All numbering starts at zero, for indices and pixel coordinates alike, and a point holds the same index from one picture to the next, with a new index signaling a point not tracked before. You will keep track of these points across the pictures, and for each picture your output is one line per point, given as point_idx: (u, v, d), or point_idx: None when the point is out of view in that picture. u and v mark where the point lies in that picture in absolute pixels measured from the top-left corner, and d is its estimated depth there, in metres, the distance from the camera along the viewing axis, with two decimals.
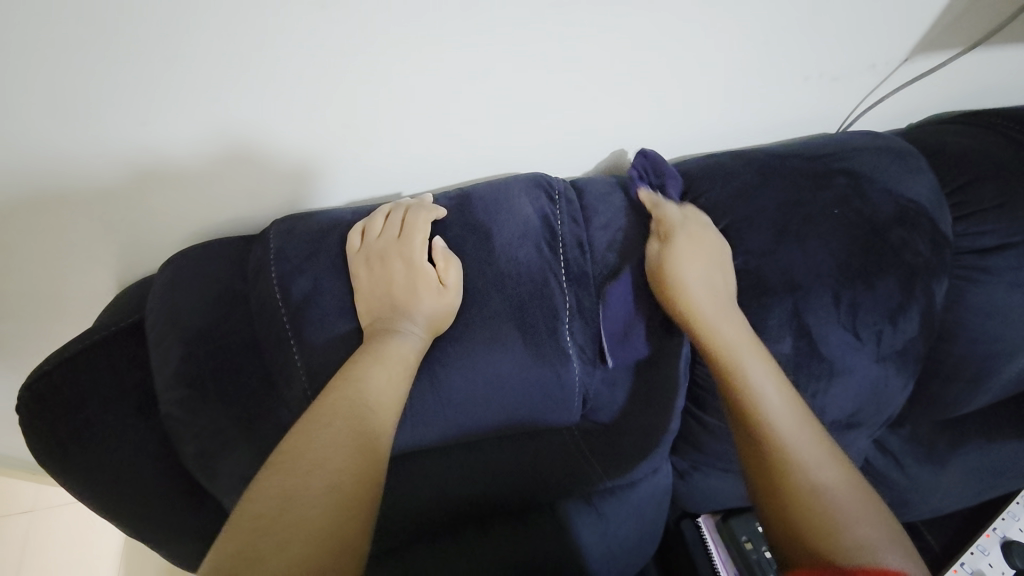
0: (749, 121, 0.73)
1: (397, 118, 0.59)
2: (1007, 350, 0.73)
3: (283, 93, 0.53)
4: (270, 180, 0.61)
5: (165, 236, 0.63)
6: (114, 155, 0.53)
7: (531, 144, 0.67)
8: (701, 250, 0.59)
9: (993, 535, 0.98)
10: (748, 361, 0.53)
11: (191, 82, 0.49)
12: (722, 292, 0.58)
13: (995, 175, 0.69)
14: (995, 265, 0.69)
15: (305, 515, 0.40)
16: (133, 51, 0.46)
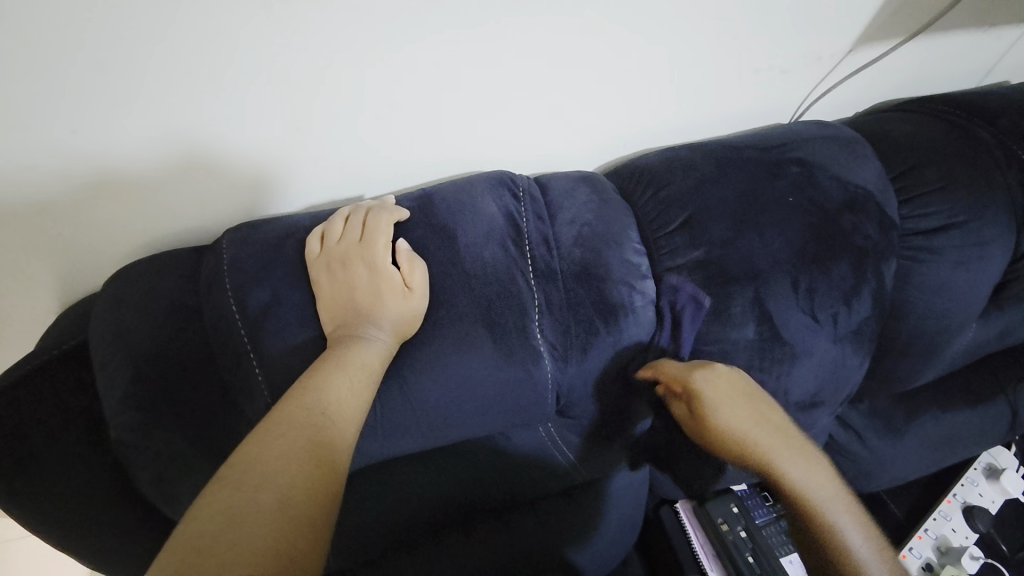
0: (706, 114, 0.75)
1: (355, 118, 0.57)
2: (951, 324, 0.78)
3: (232, 93, 0.50)
4: (218, 189, 0.58)
5: (109, 250, 0.60)
6: (44, 166, 0.49)
7: (493, 141, 0.67)
8: (737, 394, 0.61)
9: (955, 502, 1.05)
10: (806, 480, 0.61)
11: (127, 83, 0.46)
12: (762, 415, 0.61)
13: (935, 160, 0.73)
14: (940, 245, 0.72)
15: (252, 531, 0.38)
16: (59, 50, 0.42)
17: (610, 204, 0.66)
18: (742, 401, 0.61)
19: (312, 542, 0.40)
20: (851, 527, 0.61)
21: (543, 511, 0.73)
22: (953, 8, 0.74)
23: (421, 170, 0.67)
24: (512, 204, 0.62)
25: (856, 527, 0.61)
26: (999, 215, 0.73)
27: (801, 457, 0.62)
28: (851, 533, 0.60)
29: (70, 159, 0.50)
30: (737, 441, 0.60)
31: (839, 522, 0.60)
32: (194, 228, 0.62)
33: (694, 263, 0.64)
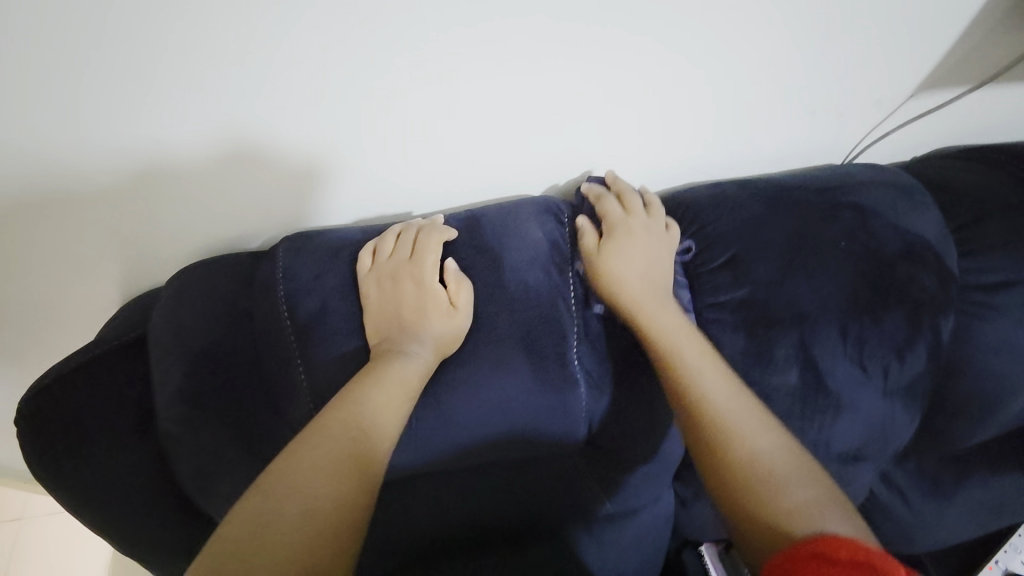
0: (756, 151, 0.75)
1: (412, 137, 0.60)
2: (1011, 386, 0.73)
3: (303, 105, 0.53)
4: (275, 196, 0.62)
5: (177, 244, 0.64)
6: (130, 161, 0.53)
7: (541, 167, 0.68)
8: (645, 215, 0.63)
9: (994, 568, 1.00)
10: (643, 308, 0.57)
11: (210, 88, 0.50)
12: (654, 261, 0.60)
13: (999, 213, 0.70)
14: (1002, 301, 0.69)
15: (282, 540, 0.39)
16: (156, 54, 0.46)
17: None
18: (633, 217, 0.62)
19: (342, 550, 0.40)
20: (709, 377, 0.52)
21: (567, 544, 0.71)
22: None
23: (469, 190, 0.69)
24: (557, 229, 0.62)
25: (716, 379, 0.52)
26: None
27: (685, 337, 0.55)
28: (714, 386, 0.52)
29: (156, 156, 0.54)
30: (629, 300, 0.58)
31: (703, 377, 0.52)
32: (256, 231, 0.65)
33: (738, 302, 0.63)
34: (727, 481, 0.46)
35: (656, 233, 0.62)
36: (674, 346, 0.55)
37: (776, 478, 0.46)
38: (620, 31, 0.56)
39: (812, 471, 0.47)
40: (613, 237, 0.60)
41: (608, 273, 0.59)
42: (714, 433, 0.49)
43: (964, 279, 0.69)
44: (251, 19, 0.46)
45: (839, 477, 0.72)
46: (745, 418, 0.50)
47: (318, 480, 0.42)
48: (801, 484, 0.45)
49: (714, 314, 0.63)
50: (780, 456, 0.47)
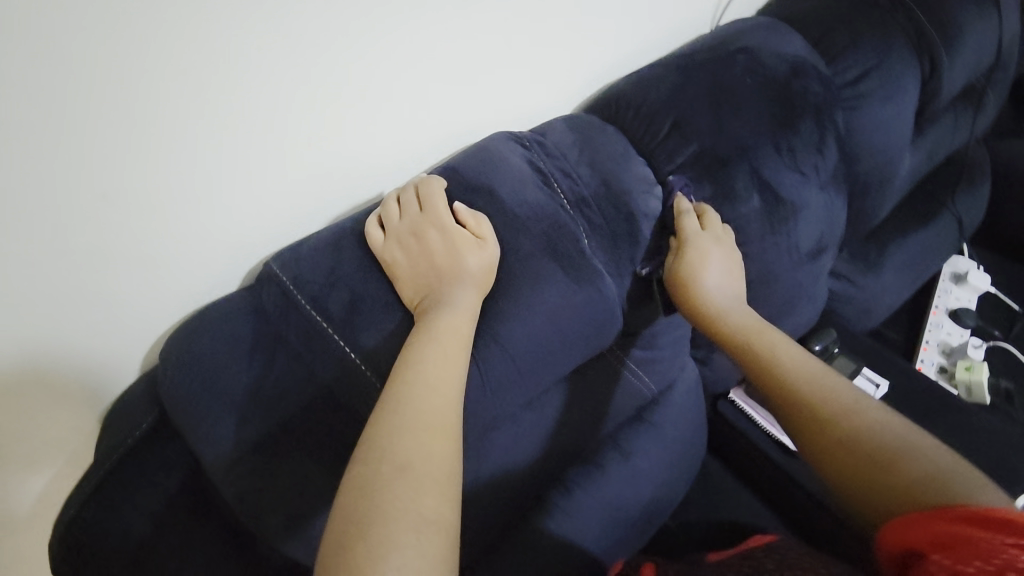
0: (646, 38, 0.84)
1: (374, 108, 0.62)
2: (891, 153, 0.93)
3: (273, 100, 0.54)
4: (264, 211, 0.60)
5: (154, 307, 0.58)
6: (111, 216, 0.50)
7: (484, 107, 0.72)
8: (718, 240, 0.69)
9: (941, 311, 1.26)
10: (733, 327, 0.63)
11: (179, 105, 0.49)
12: (730, 271, 0.68)
13: (840, 21, 0.85)
14: (868, 87, 0.85)
15: (389, 493, 0.41)
16: (124, 79, 0.45)
17: (605, 131, 0.72)
18: (705, 233, 0.68)
19: (438, 497, 0.42)
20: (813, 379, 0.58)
21: (626, 436, 0.81)
22: None
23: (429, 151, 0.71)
24: (528, 151, 0.67)
25: (823, 382, 0.58)
26: (902, 48, 0.86)
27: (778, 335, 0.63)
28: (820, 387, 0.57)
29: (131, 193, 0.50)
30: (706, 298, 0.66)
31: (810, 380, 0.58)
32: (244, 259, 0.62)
33: (692, 157, 0.72)
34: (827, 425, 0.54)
35: (726, 246, 0.68)
36: (763, 336, 0.63)
37: (874, 429, 0.52)
38: None
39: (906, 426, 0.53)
40: (694, 262, 0.66)
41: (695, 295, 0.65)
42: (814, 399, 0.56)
43: (837, 80, 0.84)
44: (210, 18, 0.47)
45: (812, 273, 0.85)
46: (867, 412, 0.54)
47: (410, 443, 0.44)
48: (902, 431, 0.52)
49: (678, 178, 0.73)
50: (899, 424, 0.52)
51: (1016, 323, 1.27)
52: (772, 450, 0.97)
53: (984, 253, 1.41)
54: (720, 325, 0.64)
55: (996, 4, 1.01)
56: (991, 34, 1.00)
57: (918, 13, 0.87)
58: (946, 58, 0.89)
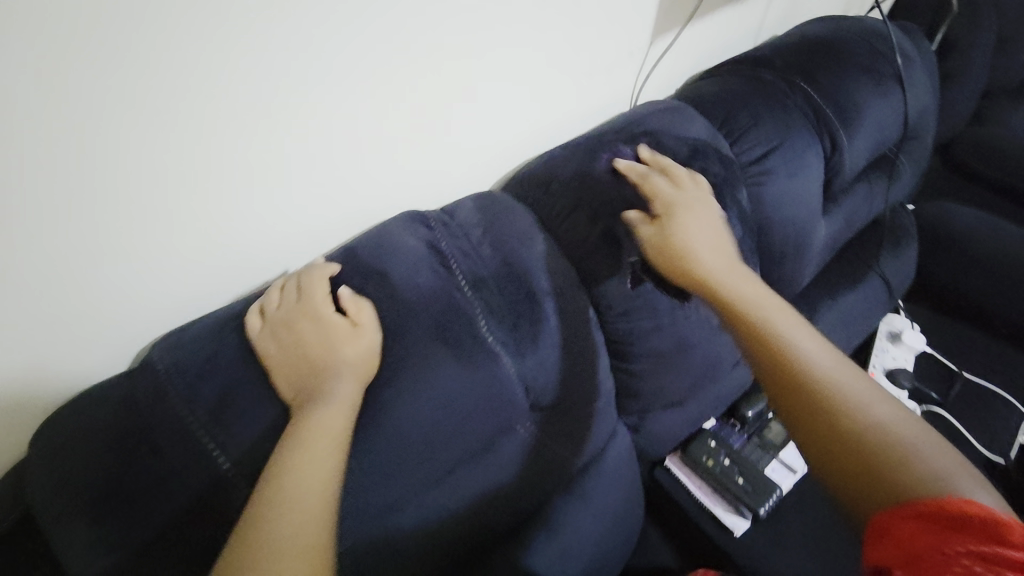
0: (562, 118, 0.89)
1: (322, 175, 0.66)
2: (801, 226, 0.98)
3: (234, 171, 0.58)
4: (206, 242, 0.60)
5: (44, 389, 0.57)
6: (69, 240, 0.51)
7: (397, 182, 0.74)
8: (700, 213, 0.72)
9: (878, 372, 1.29)
10: (719, 276, 0.66)
11: (149, 170, 0.52)
12: (716, 243, 0.70)
13: (742, 105, 0.91)
14: (773, 165, 0.90)
15: None
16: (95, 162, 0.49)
17: (510, 208, 0.74)
18: (682, 194, 0.74)
19: None
20: (806, 344, 0.59)
21: (550, 514, 0.75)
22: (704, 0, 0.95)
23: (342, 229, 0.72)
24: (428, 232, 0.67)
25: (813, 348, 0.58)
26: (802, 129, 0.91)
27: (779, 306, 0.64)
28: (812, 355, 0.58)
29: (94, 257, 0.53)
30: (699, 270, 0.67)
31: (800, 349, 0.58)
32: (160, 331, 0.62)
33: (597, 237, 0.75)
34: (832, 414, 0.53)
35: (699, 202, 0.73)
36: (756, 309, 0.62)
37: (882, 425, 0.52)
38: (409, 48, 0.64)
39: (916, 425, 0.53)
40: (671, 219, 0.71)
41: (676, 236, 0.69)
42: (814, 377, 0.56)
43: (741, 159, 0.89)
44: (173, 106, 0.51)
45: None
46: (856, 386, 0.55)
47: (287, 518, 0.46)
48: (914, 430, 0.52)
49: (584, 254, 0.76)
50: (884, 408, 0.54)
51: (955, 384, 1.29)
52: (706, 522, 0.96)
53: (917, 308, 1.45)
54: (724, 295, 0.64)
55: (903, 76, 1.01)
56: (896, 107, 1.00)
57: (815, 97, 0.93)
58: (845, 137, 0.94)
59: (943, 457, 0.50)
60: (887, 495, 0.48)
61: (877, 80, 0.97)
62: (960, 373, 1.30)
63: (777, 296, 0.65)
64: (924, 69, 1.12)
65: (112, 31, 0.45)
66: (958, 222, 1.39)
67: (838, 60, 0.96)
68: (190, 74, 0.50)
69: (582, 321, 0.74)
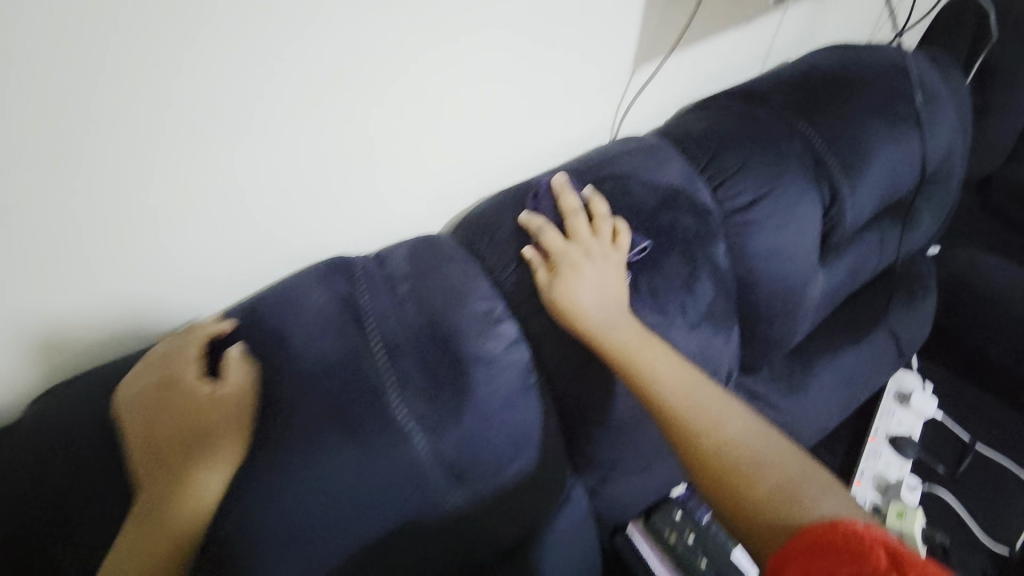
0: (526, 153, 0.80)
1: (288, 207, 0.64)
2: (795, 282, 0.87)
3: (193, 201, 0.57)
4: (164, 256, 0.59)
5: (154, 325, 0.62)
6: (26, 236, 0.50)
7: (332, 221, 0.68)
8: (593, 261, 0.65)
9: (881, 437, 1.16)
10: (606, 329, 0.63)
11: (115, 172, 0.51)
12: (611, 289, 0.65)
13: (730, 145, 0.81)
14: (760, 215, 0.80)
15: None
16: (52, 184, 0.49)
17: (448, 257, 0.67)
18: (578, 245, 0.65)
19: None
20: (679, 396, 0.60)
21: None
22: (694, 22, 0.84)
23: (269, 264, 0.67)
24: (347, 284, 0.61)
25: (687, 397, 0.60)
26: (798, 176, 0.81)
27: (658, 349, 0.63)
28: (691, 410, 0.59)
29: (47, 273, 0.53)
30: (588, 324, 0.63)
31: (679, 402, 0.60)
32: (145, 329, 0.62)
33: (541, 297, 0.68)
34: (703, 454, 0.57)
35: (593, 253, 0.65)
36: (640, 358, 0.62)
37: (752, 460, 0.56)
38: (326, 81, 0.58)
39: (778, 445, 0.57)
40: (563, 273, 0.65)
41: (568, 295, 0.64)
42: (684, 417, 0.59)
43: (724, 207, 0.79)
44: (128, 132, 0.50)
45: None
46: (735, 426, 0.58)
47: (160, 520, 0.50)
48: (779, 456, 0.56)
49: (529, 309, 0.69)
50: (755, 441, 0.57)
51: (966, 457, 1.17)
52: None
53: (932, 367, 1.32)
54: (609, 352, 0.62)
55: (923, 119, 0.89)
56: (914, 153, 0.89)
57: (815, 140, 0.82)
58: (846, 186, 0.83)
59: (818, 485, 0.55)
60: (762, 524, 0.53)
61: (891, 121, 0.86)
62: (973, 444, 1.19)
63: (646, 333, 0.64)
64: (951, 108, 0.99)
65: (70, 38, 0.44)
66: (986, 276, 1.25)
67: (846, 99, 0.85)
68: (147, 102, 0.50)
69: (517, 389, 0.65)
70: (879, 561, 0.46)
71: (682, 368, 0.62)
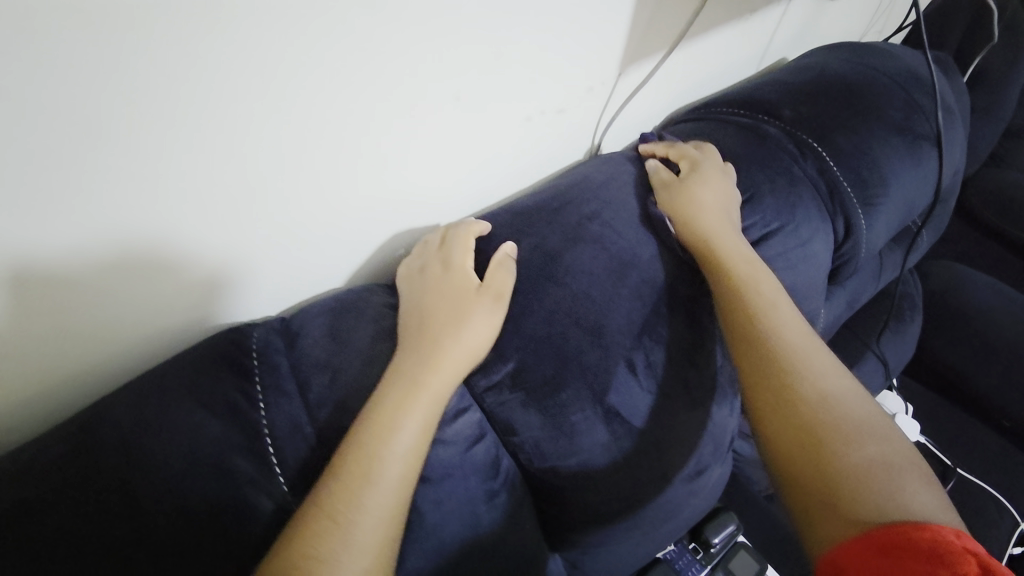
0: (490, 177, 0.65)
1: (273, 221, 0.49)
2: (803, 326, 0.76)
3: (222, 176, 0.43)
4: (138, 246, 0.41)
5: (190, 276, 0.46)
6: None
7: (231, 273, 0.49)
8: (718, 181, 0.61)
9: None
10: (716, 235, 0.57)
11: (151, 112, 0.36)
12: (726, 214, 0.60)
13: (736, 169, 0.66)
14: (768, 255, 0.66)
15: None
16: (50, 159, 0.34)
17: (379, 328, 0.50)
18: (711, 160, 0.64)
19: None
20: (787, 324, 0.50)
21: None
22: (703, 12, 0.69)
23: (171, 318, 0.48)
24: (242, 386, 0.45)
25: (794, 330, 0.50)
26: (811, 209, 0.68)
27: (770, 283, 0.54)
28: (797, 339, 0.49)
29: (111, 234, 0.40)
30: (698, 223, 0.58)
31: (784, 331, 0.50)
32: (124, 337, 0.46)
33: (511, 377, 0.52)
34: (798, 391, 0.45)
35: (731, 173, 0.64)
36: (756, 286, 0.53)
37: (858, 426, 0.43)
38: (259, 94, 0.40)
39: (891, 435, 0.43)
40: (689, 174, 0.61)
41: (691, 192, 0.60)
42: (788, 353, 0.48)
43: None
44: (168, 79, 0.36)
45: (687, 496, 0.65)
46: (844, 388, 0.46)
47: (372, 499, 0.39)
48: (890, 444, 0.42)
49: (496, 398, 0.52)
50: (867, 413, 0.45)
51: (947, 481, 1.11)
52: None
53: (911, 385, 1.27)
54: (710, 253, 0.56)
55: (942, 138, 0.79)
56: (930, 176, 0.78)
57: (831, 164, 0.69)
58: (864, 217, 0.72)
59: (923, 488, 0.40)
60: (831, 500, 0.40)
61: (910, 140, 0.74)
62: (954, 468, 1.13)
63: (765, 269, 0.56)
64: (959, 121, 0.89)
65: None
66: (969, 294, 1.21)
67: (863, 114, 0.73)
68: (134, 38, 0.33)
69: (480, 502, 0.51)
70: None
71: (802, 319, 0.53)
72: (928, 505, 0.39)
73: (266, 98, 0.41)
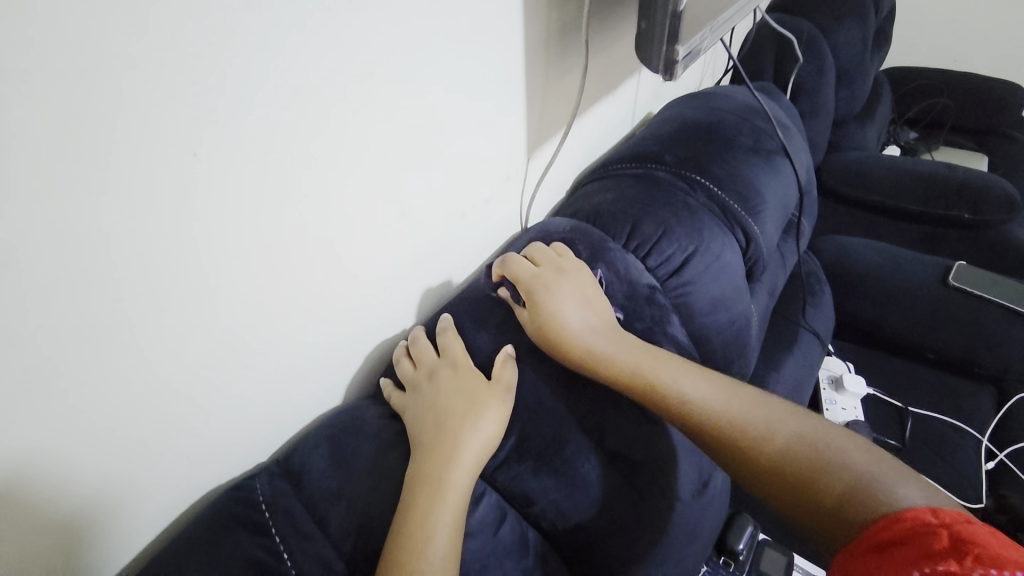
0: (440, 272, 0.72)
1: (250, 367, 0.52)
2: (742, 322, 0.87)
3: (197, 343, 0.46)
4: (100, 438, 0.42)
5: (96, 471, 0.43)
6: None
7: (218, 422, 0.52)
8: (565, 285, 0.60)
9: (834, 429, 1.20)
10: (596, 340, 0.58)
11: (126, 313, 0.40)
12: (598, 304, 0.61)
13: (646, 212, 0.78)
14: (693, 274, 0.77)
15: None
16: (34, 381, 0.36)
17: (380, 438, 0.53)
18: (543, 266, 0.61)
19: None
20: (701, 387, 0.55)
21: None
22: (584, 95, 0.83)
23: (156, 485, 0.49)
24: (263, 541, 0.46)
25: (706, 384, 0.56)
26: (713, 228, 0.81)
27: (663, 357, 0.58)
28: (711, 395, 0.55)
29: (20, 452, 0.38)
30: (578, 337, 0.57)
31: (703, 396, 0.55)
32: (90, 525, 0.45)
33: (516, 449, 0.56)
34: (768, 462, 0.50)
35: (574, 261, 0.63)
36: (652, 373, 0.56)
37: (817, 453, 0.49)
38: (226, 266, 0.45)
39: (818, 425, 0.51)
40: (535, 296, 0.59)
41: (547, 309, 0.58)
42: (724, 417, 0.53)
43: (659, 274, 0.76)
44: (138, 278, 0.39)
45: (702, 509, 0.68)
46: (760, 406, 0.54)
47: None
48: (834, 444, 0.49)
49: (506, 473, 0.56)
50: (803, 424, 0.51)
51: (906, 422, 1.24)
52: None
53: (845, 346, 1.43)
54: (603, 368, 0.57)
55: (788, 148, 0.98)
56: (790, 178, 0.96)
57: (716, 190, 0.83)
58: (754, 223, 0.86)
59: (873, 457, 0.47)
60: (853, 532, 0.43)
61: (766, 156, 0.92)
62: (906, 407, 1.26)
63: (654, 347, 0.59)
64: (797, 131, 1.10)
65: (152, 173, 0.37)
66: (857, 257, 1.42)
67: (726, 145, 0.89)
68: (118, 241, 0.37)
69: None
70: (939, 543, 0.37)
71: (704, 367, 0.59)
72: (901, 485, 0.44)
73: (230, 263, 0.45)
